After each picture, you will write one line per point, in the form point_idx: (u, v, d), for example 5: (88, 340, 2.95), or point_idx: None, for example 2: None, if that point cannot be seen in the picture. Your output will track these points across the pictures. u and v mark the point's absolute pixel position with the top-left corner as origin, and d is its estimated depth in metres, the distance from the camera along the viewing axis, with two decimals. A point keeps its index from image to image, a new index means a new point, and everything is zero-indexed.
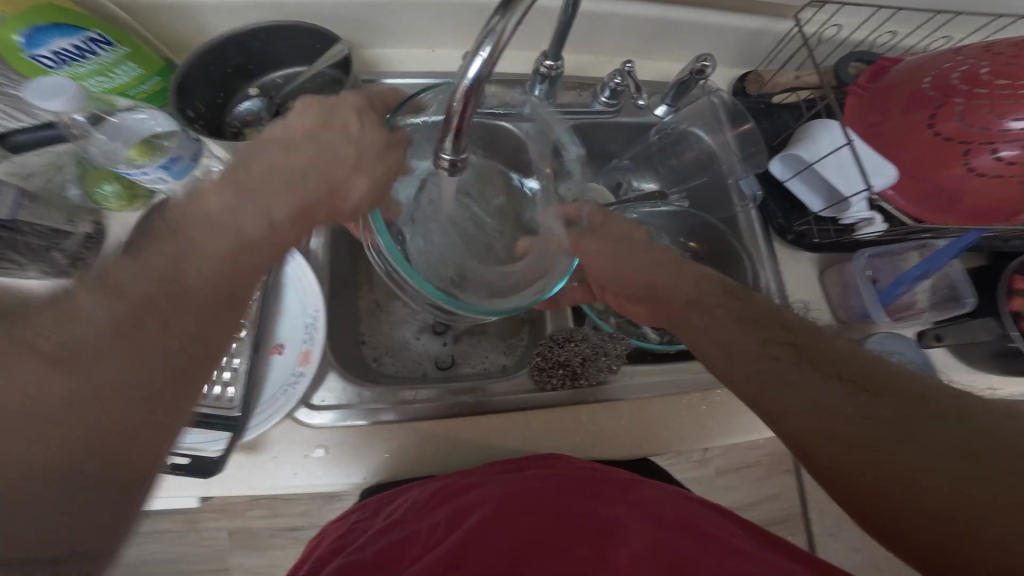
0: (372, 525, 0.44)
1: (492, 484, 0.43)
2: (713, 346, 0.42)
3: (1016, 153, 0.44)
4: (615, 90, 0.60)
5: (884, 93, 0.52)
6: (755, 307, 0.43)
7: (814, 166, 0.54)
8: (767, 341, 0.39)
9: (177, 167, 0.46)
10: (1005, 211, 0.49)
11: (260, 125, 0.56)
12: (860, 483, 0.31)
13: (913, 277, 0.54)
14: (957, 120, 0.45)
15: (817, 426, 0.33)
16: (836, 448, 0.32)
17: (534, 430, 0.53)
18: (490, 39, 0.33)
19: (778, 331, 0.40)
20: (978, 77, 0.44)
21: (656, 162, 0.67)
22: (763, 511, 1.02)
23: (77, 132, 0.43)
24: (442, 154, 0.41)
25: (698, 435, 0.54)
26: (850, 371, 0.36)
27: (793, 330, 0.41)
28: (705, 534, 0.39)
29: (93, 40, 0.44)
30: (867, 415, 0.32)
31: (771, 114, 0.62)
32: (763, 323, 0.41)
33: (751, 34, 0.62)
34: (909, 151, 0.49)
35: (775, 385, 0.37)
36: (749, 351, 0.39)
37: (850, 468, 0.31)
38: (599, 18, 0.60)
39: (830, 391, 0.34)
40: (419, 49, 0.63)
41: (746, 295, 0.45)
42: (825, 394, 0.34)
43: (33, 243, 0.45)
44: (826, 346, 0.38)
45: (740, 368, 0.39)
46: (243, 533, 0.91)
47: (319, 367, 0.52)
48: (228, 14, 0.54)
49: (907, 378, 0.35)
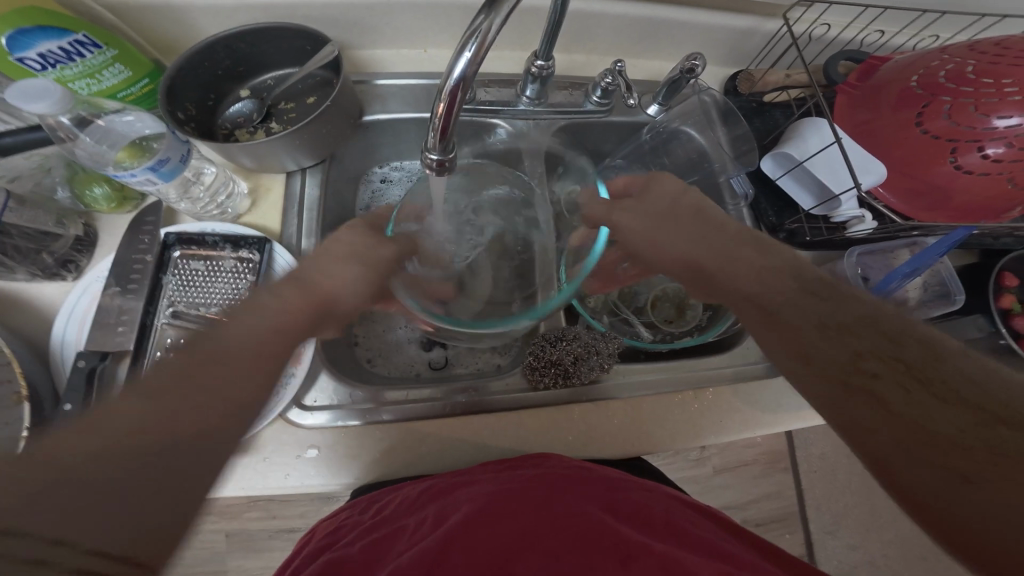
0: (362, 522, 0.44)
1: (482, 483, 0.43)
2: (805, 362, 0.38)
3: (1004, 151, 0.44)
4: (605, 89, 0.60)
5: (873, 91, 0.52)
6: (841, 303, 0.39)
7: (804, 164, 0.54)
8: (854, 349, 0.36)
9: (166, 169, 0.45)
10: (996, 208, 0.49)
11: (252, 127, 0.57)
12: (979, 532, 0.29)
13: (904, 273, 0.54)
14: (945, 118, 0.46)
15: (917, 463, 0.32)
16: (936, 495, 0.31)
17: (526, 430, 0.53)
18: (474, 39, 0.33)
19: (869, 334, 0.37)
20: (963, 75, 0.45)
21: (648, 160, 0.66)
22: (761, 510, 1.02)
23: (63, 135, 0.42)
24: (430, 155, 0.41)
25: (690, 433, 0.54)
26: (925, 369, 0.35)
27: (892, 331, 0.36)
28: (690, 536, 0.39)
29: (80, 42, 0.44)
30: (1008, 454, 0.30)
31: (763, 112, 0.62)
32: (846, 329, 0.38)
33: (741, 33, 0.63)
34: (899, 149, 0.49)
35: (888, 420, 0.33)
36: (854, 381, 0.35)
37: (959, 507, 0.30)
38: (590, 18, 0.60)
39: (942, 436, 0.31)
40: (410, 50, 0.63)
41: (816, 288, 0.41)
42: (952, 436, 0.31)
43: (22, 246, 0.45)
44: (941, 357, 0.34)
45: (847, 407, 0.35)
46: (240, 536, 0.91)
47: (311, 368, 0.52)
48: (218, 16, 0.54)
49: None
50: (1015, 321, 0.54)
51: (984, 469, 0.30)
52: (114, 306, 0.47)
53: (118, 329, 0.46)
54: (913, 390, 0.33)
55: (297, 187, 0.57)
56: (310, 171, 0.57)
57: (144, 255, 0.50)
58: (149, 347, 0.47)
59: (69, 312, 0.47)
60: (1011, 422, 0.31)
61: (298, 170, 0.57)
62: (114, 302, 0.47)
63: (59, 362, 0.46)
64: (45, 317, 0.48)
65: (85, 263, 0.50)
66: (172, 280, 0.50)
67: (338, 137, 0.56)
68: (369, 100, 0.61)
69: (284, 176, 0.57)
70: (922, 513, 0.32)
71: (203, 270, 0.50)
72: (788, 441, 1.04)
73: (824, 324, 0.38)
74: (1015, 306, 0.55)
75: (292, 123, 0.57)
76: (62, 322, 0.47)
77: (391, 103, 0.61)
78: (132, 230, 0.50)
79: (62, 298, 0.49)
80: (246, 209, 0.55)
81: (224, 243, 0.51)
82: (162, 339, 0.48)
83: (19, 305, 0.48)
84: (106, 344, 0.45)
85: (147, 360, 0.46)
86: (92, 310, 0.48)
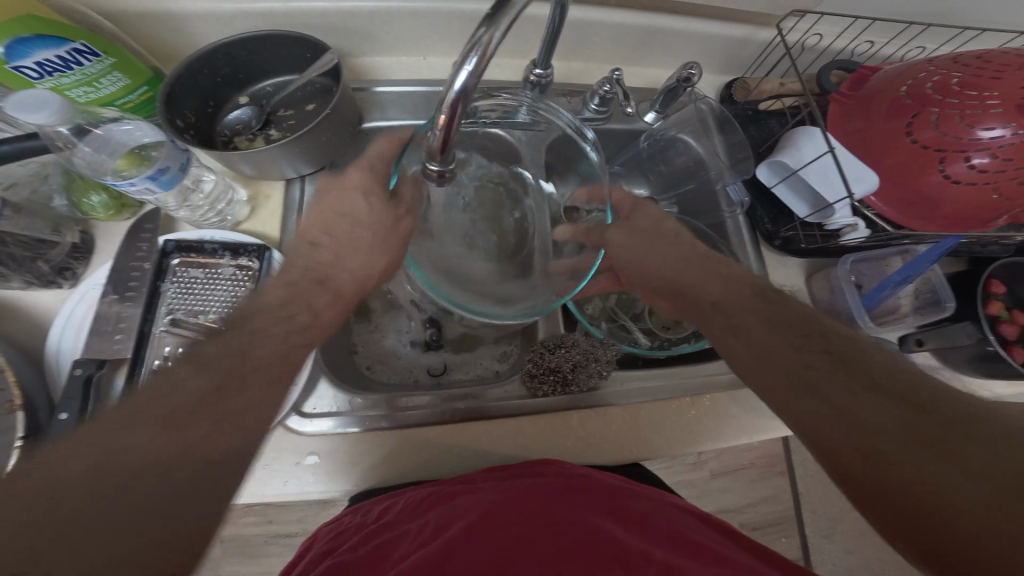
0: (362, 527, 0.44)
1: (483, 490, 0.44)
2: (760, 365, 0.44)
3: (989, 161, 0.45)
4: (603, 97, 0.60)
5: (862, 101, 0.53)
6: (790, 320, 0.45)
7: (798, 173, 0.55)
8: (801, 350, 0.42)
9: (165, 178, 0.45)
10: (982, 217, 0.50)
11: (250, 134, 0.56)
12: (907, 498, 0.33)
13: (894, 281, 0.55)
14: (933, 128, 0.46)
15: (846, 441, 0.36)
16: (873, 467, 0.35)
17: (525, 437, 0.53)
18: (474, 51, 0.34)
19: (813, 339, 0.43)
20: (949, 87, 0.46)
21: (646, 168, 0.69)
22: (757, 513, 1.03)
23: (61, 145, 0.42)
24: (429, 165, 0.41)
25: (687, 439, 0.55)
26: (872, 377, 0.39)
27: (829, 340, 0.42)
28: (686, 540, 0.39)
29: (79, 50, 0.44)
30: (913, 433, 0.35)
31: (758, 120, 0.63)
32: (796, 343, 0.43)
33: (736, 42, 0.63)
34: (889, 158, 0.50)
35: (824, 412, 0.38)
36: (802, 378, 0.41)
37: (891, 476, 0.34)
38: (588, 27, 0.61)
39: (860, 414, 0.37)
40: (409, 57, 0.63)
41: (778, 299, 0.48)
42: (873, 420, 0.36)
43: (18, 253, 0.45)
44: (867, 360, 0.40)
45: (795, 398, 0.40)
46: (236, 542, 0.91)
47: (311, 376, 0.52)
48: (218, 24, 0.54)
49: (937, 393, 0.37)
50: (1003, 328, 0.55)
51: (896, 449, 0.34)
52: (113, 313, 0.47)
53: (117, 336, 0.46)
54: (841, 382, 0.39)
55: (297, 194, 0.57)
56: (309, 178, 0.57)
57: (141, 263, 0.49)
58: (147, 356, 0.47)
59: (66, 319, 0.47)
60: (913, 408, 0.36)
61: (297, 178, 0.57)
62: (112, 309, 0.47)
63: (54, 370, 0.46)
64: (42, 324, 0.48)
65: (82, 270, 0.50)
66: (171, 287, 0.50)
67: (337, 144, 0.56)
68: (368, 108, 0.61)
69: (283, 183, 0.57)
70: (866, 489, 0.35)
71: (201, 277, 0.50)
72: (785, 445, 1.05)
73: (776, 334, 0.45)
74: (1002, 313, 0.56)
75: (291, 130, 0.57)
76: (59, 330, 0.47)
77: (390, 111, 0.61)
78: (130, 237, 0.50)
79: (59, 305, 0.49)
80: (246, 216, 0.55)
81: (223, 250, 0.51)
82: (160, 345, 0.48)
83: (14, 313, 0.48)
84: (103, 352, 0.45)
85: (145, 368, 0.46)
86: (89, 317, 0.47)
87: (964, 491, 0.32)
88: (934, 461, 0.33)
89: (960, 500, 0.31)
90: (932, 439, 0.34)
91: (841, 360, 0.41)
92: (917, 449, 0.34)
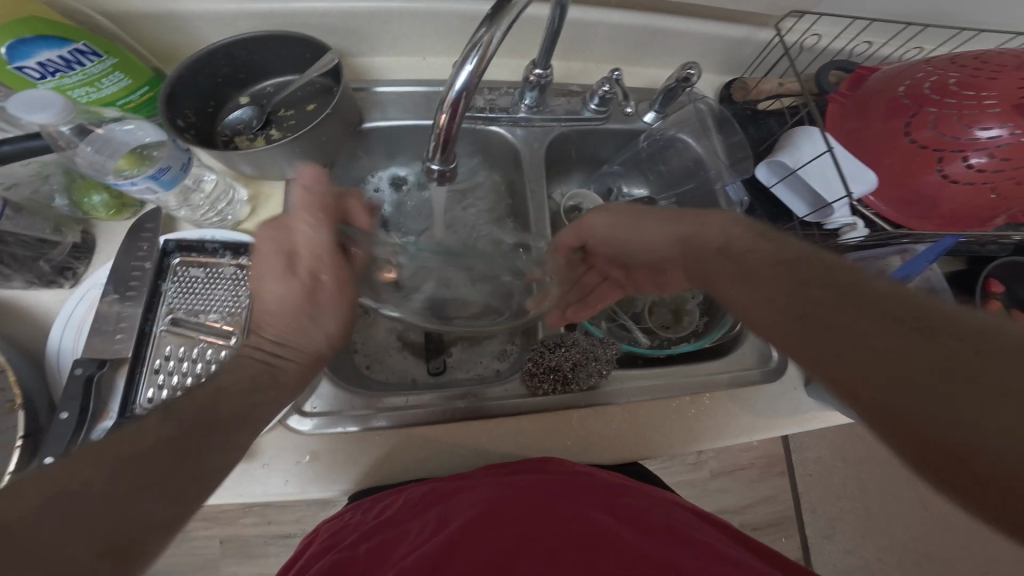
0: (363, 522, 0.44)
1: (484, 487, 0.44)
2: (756, 300, 0.35)
3: (986, 161, 0.45)
4: (603, 97, 0.61)
5: (860, 101, 0.53)
6: (796, 253, 0.36)
7: (797, 172, 0.55)
8: (806, 283, 0.33)
9: (167, 177, 0.45)
10: (980, 217, 0.50)
11: (250, 134, 0.57)
12: (923, 433, 0.25)
13: (896, 279, 0.55)
14: (931, 128, 0.47)
15: (851, 361, 0.28)
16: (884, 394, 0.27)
17: (525, 435, 0.53)
18: (474, 52, 0.34)
19: (812, 269, 0.34)
20: (946, 87, 0.46)
21: (645, 167, 0.69)
22: (757, 513, 1.03)
23: (63, 144, 0.42)
24: (431, 165, 0.41)
25: (687, 438, 0.55)
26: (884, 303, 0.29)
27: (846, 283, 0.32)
28: (686, 537, 0.39)
29: (80, 51, 0.44)
30: (933, 356, 0.26)
31: (757, 120, 0.63)
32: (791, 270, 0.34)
33: (735, 42, 0.64)
34: (887, 158, 0.50)
35: (824, 332, 0.30)
36: (795, 301, 0.33)
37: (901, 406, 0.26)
38: (587, 27, 0.61)
39: (865, 334, 0.29)
40: (409, 57, 0.64)
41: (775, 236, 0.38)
42: (878, 342, 0.28)
43: (20, 253, 0.45)
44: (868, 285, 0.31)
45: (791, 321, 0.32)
46: (235, 543, 0.90)
47: (310, 376, 0.52)
48: (218, 24, 0.54)
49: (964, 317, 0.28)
50: None
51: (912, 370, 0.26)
52: (113, 313, 0.47)
53: (118, 335, 0.46)
54: (841, 300, 0.31)
55: None
56: None
57: (142, 263, 0.50)
58: (146, 355, 0.47)
59: (66, 319, 0.47)
60: (928, 327, 0.28)
61: (298, 177, 0.57)
62: (112, 309, 0.47)
63: (55, 369, 0.46)
64: (42, 324, 0.48)
65: (83, 269, 0.50)
66: (171, 287, 0.50)
67: (338, 144, 0.56)
68: (368, 108, 0.61)
69: (283, 183, 0.58)
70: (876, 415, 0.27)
71: (202, 277, 0.50)
72: (784, 444, 1.05)
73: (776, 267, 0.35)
74: (1002, 312, 0.56)
75: (292, 130, 0.57)
76: (60, 329, 0.47)
77: (390, 110, 0.61)
78: (131, 236, 0.50)
79: (60, 305, 0.49)
80: (247, 216, 0.55)
81: (223, 250, 0.51)
82: (160, 346, 0.47)
83: (15, 312, 0.48)
84: (103, 351, 0.45)
85: (145, 368, 0.46)
86: (89, 317, 0.47)
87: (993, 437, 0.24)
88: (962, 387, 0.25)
89: (991, 434, 0.24)
90: (956, 361, 0.26)
91: (838, 288, 0.31)
92: (941, 375, 0.26)
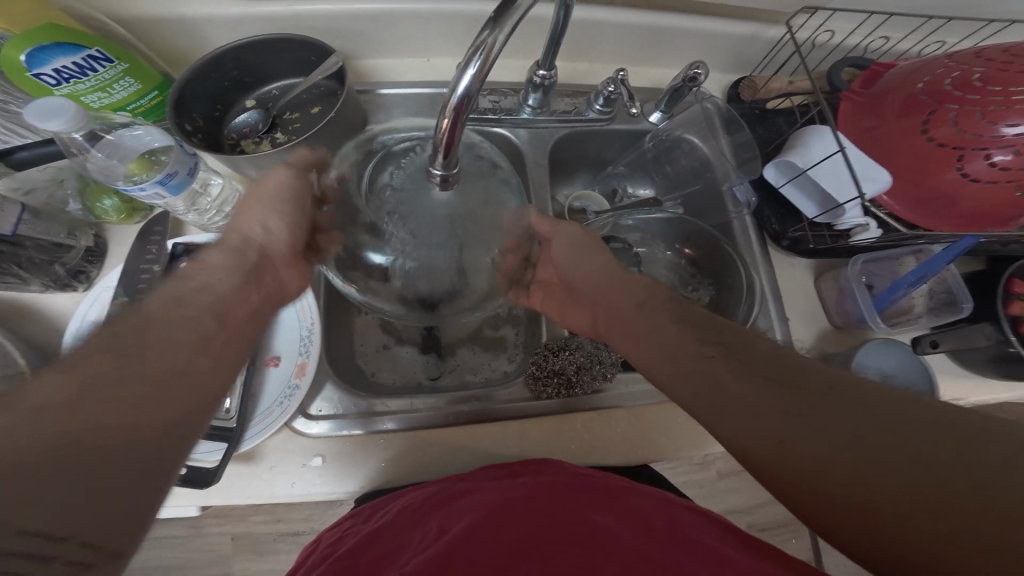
0: (363, 529, 0.45)
1: (485, 491, 0.44)
2: (678, 377, 0.40)
3: (1011, 159, 0.44)
4: (608, 98, 0.60)
5: (878, 98, 0.51)
6: (691, 318, 0.43)
7: (808, 173, 0.54)
8: (705, 339, 0.41)
9: (173, 182, 0.45)
10: (1000, 216, 0.49)
11: (256, 137, 0.57)
12: (841, 500, 0.30)
13: (908, 282, 0.54)
14: (952, 125, 0.45)
15: (765, 441, 0.33)
16: (805, 476, 0.31)
17: (530, 438, 0.53)
18: (479, 53, 0.34)
19: (709, 332, 0.41)
20: (970, 82, 0.44)
21: (652, 169, 0.68)
22: (766, 514, 1.01)
23: (76, 150, 0.43)
24: (434, 170, 0.39)
25: (693, 442, 0.54)
26: (766, 368, 0.37)
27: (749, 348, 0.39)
28: (692, 543, 0.38)
29: (93, 57, 0.45)
30: (831, 429, 0.31)
31: (766, 119, 0.62)
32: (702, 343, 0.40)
33: (743, 40, 0.63)
34: (902, 156, 0.49)
35: (742, 415, 0.35)
36: (711, 380, 0.38)
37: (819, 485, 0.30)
38: (592, 27, 0.61)
39: (768, 411, 0.34)
40: (413, 59, 0.64)
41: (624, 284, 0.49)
42: (783, 419, 0.33)
43: (36, 257, 0.46)
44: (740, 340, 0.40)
45: (707, 401, 0.37)
46: (247, 538, 0.92)
47: (315, 378, 0.53)
48: (225, 28, 0.55)
49: (841, 381, 0.35)
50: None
51: (818, 448, 0.31)
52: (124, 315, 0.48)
53: None
54: (745, 376, 0.36)
55: None
56: None
57: (152, 265, 0.50)
58: None
59: (79, 321, 0.48)
60: (820, 397, 0.33)
61: None
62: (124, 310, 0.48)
63: None
64: (58, 326, 0.49)
65: (95, 273, 0.51)
66: None
67: (342, 147, 0.56)
68: (374, 110, 0.61)
69: None
70: (806, 496, 0.31)
71: None
72: None
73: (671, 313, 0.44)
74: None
75: (298, 133, 0.57)
76: (73, 331, 0.48)
77: (394, 112, 0.62)
78: (140, 240, 0.51)
79: (74, 307, 0.50)
80: None
81: None
82: None
83: (31, 316, 0.49)
84: None
85: None
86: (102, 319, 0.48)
87: (882, 492, 0.29)
88: (854, 452, 0.30)
89: (895, 493, 0.28)
90: (851, 428, 0.31)
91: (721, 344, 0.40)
92: (840, 446, 0.31)
